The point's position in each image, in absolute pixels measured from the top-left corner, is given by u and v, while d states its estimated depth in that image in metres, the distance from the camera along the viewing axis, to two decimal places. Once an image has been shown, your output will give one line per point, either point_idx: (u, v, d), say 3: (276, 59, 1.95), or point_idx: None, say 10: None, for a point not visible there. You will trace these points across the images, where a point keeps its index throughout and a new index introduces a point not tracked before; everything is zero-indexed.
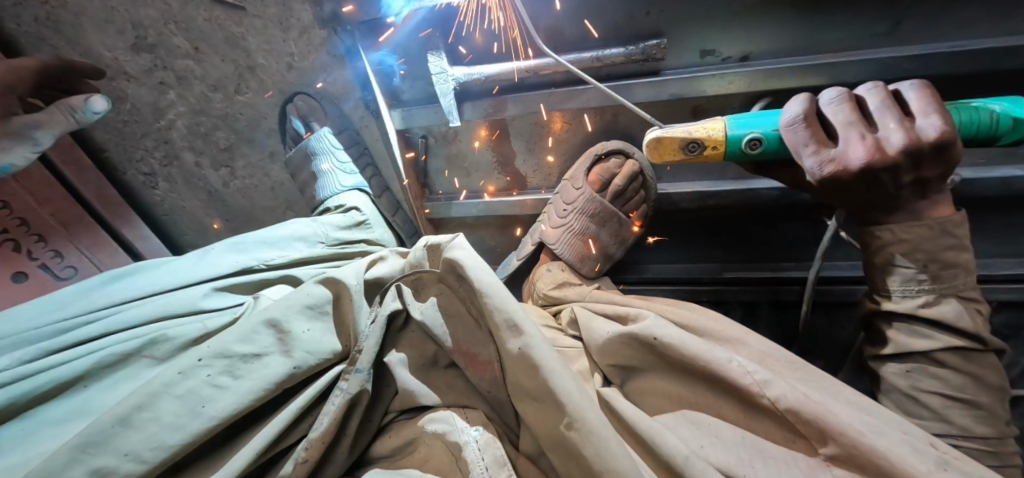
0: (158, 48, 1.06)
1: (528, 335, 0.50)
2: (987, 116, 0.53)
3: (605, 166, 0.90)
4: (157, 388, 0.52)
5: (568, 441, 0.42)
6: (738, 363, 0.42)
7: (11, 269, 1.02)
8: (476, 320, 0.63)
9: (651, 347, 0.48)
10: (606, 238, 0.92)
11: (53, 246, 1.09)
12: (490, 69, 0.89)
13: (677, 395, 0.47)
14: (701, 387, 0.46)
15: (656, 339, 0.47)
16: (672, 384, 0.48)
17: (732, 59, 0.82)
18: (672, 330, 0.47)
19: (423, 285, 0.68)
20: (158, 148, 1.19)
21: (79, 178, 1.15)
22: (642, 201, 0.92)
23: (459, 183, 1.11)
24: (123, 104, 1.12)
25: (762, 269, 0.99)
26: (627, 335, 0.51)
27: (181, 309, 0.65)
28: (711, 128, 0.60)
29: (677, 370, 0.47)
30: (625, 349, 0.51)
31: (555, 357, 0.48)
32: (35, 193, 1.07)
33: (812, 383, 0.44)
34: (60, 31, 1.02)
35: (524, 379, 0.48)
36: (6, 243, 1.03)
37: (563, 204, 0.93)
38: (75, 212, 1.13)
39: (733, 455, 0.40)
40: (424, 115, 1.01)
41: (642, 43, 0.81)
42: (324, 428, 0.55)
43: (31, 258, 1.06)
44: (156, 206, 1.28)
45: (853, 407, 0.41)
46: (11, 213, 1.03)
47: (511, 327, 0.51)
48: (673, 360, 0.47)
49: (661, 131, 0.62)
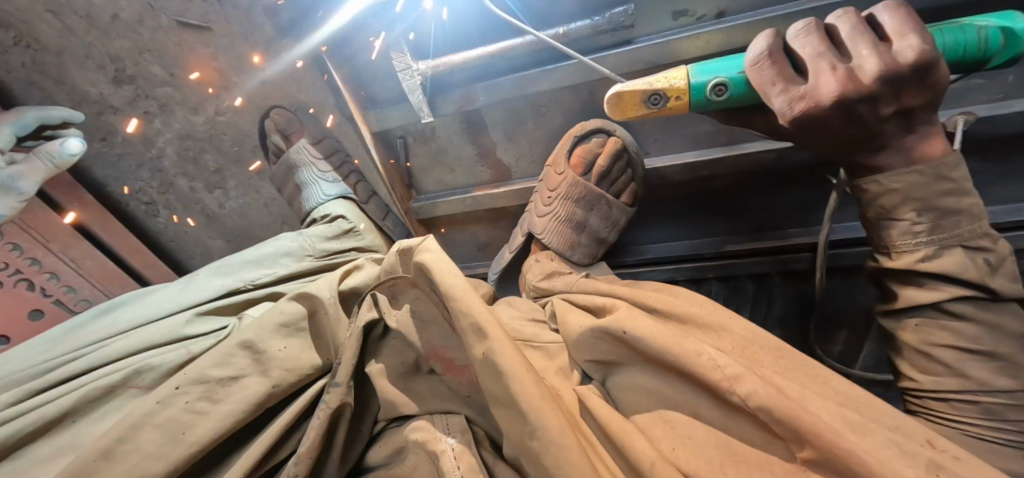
0: (138, 79, 1.07)
1: (491, 339, 0.47)
2: (974, 35, 0.46)
3: (586, 147, 0.86)
4: (137, 420, 0.52)
5: (533, 452, 0.40)
6: (708, 357, 0.38)
7: (28, 307, 1.11)
8: (450, 324, 0.61)
9: (623, 342, 0.45)
10: (595, 221, 0.89)
11: (65, 282, 1.17)
12: (456, 56, 0.85)
13: (655, 391, 0.43)
14: (675, 380, 0.42)
15: (624, 334, 0.44)
16: (651, 379, 0.44)
17: (709, 17, 0.75)
18: (643, 323, 0.44)
19: (399, 291, 0.66)
20: (154, 177, 1.23)
21: (83, 212, 1.20)
22: (629, 180, 0.89)
23: (444, 180, 1.08)
24: (116, 137, 1.17)
25: (768, 239, 0.92)
26: (598, 329, 0.48)
27: (165, 338, 0.66)
28: (672, 77, 0.53)
29: (652, 365, 0.44)
30: (599, 344, 0.49)
31: (520, 360, 0.45)
32: (42, 233, 1.12)
33: (796, 375, 0.39)
34: (46, 73, 1.04)
35: (489, 384, 0.46)
36: (20, 283, 1.10)
37: (547, 191, 0.89)
38: (82, 247, 1.18)
39: (705, 453, 0.37)
40: (397, 115, 1.00)
41: (608, 12, 0.76)
42: (309, 443, 0.53)
43: (47, 296, 1.14)
44: (162, 233, 1.33)
45: (831, 397, 0.37)
46: (21, 254, 1.10)
47: (476, 331, 0.49)
48: (644, 354, 0.44)
49: (619, 85, 0.55)
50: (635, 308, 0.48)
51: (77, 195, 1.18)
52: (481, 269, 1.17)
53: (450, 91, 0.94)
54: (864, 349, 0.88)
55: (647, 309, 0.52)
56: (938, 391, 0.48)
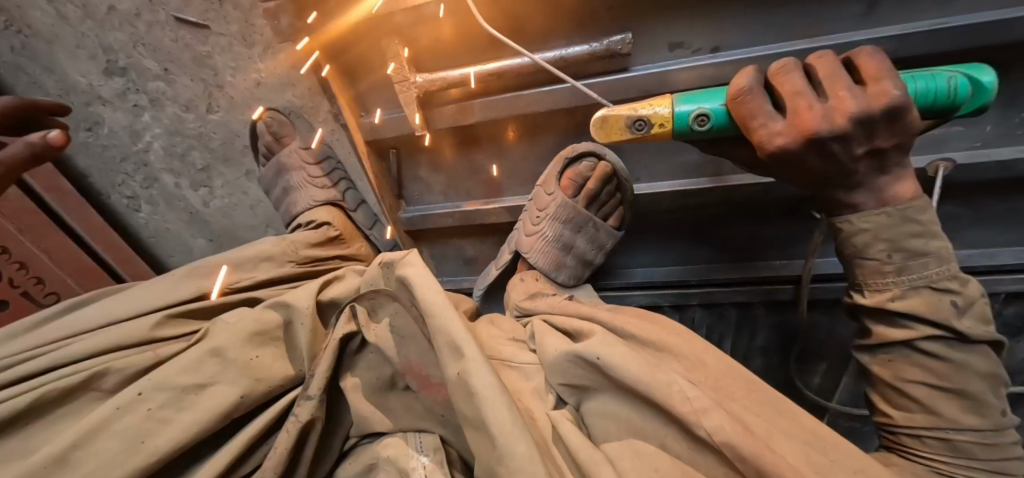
0: (130, 71, 1.07)
1: (468, 359, 0.46)
2: (944, 83, 0.48)
3: (576, 170, 0.87)
4: (94, 425, 0.50)
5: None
6: (677, 389, 0.38)
7: None
8: (430, 341, 0.59)
9: (596, 367, 0.45)
10: (582, 243, 0.89)
11: (35, 273, 1.16)
12: (455, 73, 0.85)
13: (626, 420, 0.43)
14: (645, 410, 0.42)
15: (597, 359, 0.44)
16: (622, 407, 0.44)
17: (703, 51, 0.77)
18: (616, 350, 0.44)
19: (378, 304, 0.64)
20: (138, 171, 1.23)
21: (62, 203, 1.20)
22: (617, 204, 0.90)
23: (432, 192, 1.07)
24: (102, 129, 1.17)
25: (755, 270, 0.92)
26: (573, 354, 0.48)
27: (132, 340, 0.62)
28: (657, 107, 0.53)
29: (624, 392, 0.44)
30: (573, 368, 0.48)
31: (495, 384, 0.44)
32: (15, 220, 1.13)
33: (757, 403, 0.40)
34: (36, 61, 1.10)
35: (463, 407, 0.45)
36: None
37: (536, 211, 0.89)
38: (57, 238, 1.19)
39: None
40: (391, 125, 0.96)
41: (607, 39, 0.77)
42: (276, 458, 0.53)
43: (15, 287, 1.14)
44: (143, 228, 1.33)
45: (790, 431, 0.37)
46: None
47: (453, 350, 0.48)
48: (616, 381, 0.43)
49: (605, 109, 0.54)
50: (608, 331, 0.48)
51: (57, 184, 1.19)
52: (467, 284, 1.16)
53: (446, 107, 0.92)
54: (842, 381, 0.90)
55: (626, 336, 0.51)
56: (910, 428, 0.49)
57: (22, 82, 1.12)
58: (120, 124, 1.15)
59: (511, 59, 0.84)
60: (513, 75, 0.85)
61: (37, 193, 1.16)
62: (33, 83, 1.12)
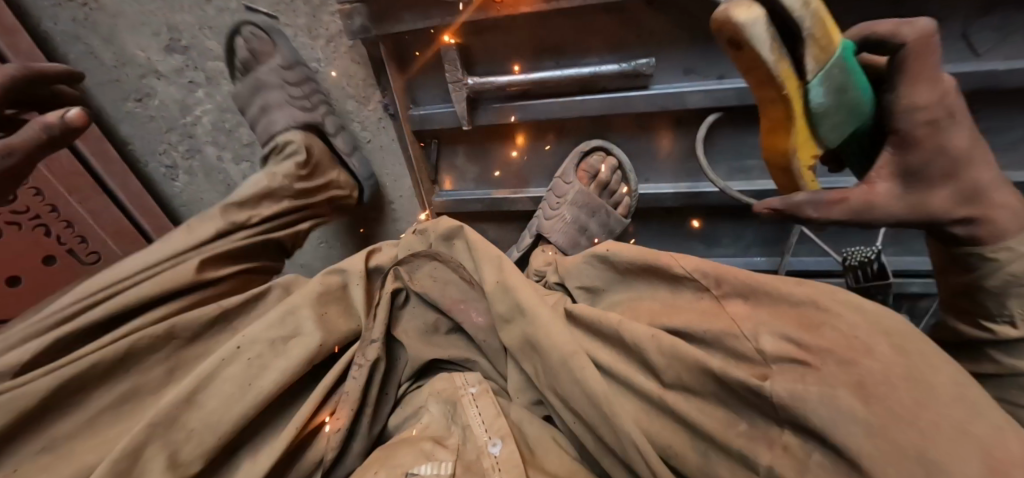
0: (189, 50, 1.15)
1: (503, 273, 0.65)
2: None
3: (588, 162, 1.04)
4: (206, 374, 0.61)
5: (537, 345, 0.56)
6: (669, 257, 0.54)
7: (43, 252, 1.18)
8: (468, 281, 0.74)
9: (606, 258, 0.62)
10: (595, 226, 1.05)
11: (79, 232, 1.24)
12: (501, 78, 0.96)
13: (629, 300, 0.60)
14: (649, 286, 0.57)
15: (608, 250, 0.61)
16: (632, 292, 0.60)
17: (713, 77, 0.93)
18: (617, 246, 0.61)
19: (416, 261, 0.78)
20: (182, 142, 1.31)
21: (106, 168, 1.29)
22: (624, 194, 1.05)
23: (462, 181, 1.18)
24: (154, 100, 1.25)
25: (736, 261, 1.12)
26: (590, 255, 0.64)
27: (185, 282, 0.74)
28: (782, 56, 0.42)
29: (628, 278, 0.60)
30: (589, 269, 0.64)
31: (533, 296, 0.60)
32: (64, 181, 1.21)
33: (780, 290, 0.47)
34: (97, 32, 1.17)
35: (499, 302, 0.62)
36: (39, 228, 1.18)
37: (556, 198, 1.05)
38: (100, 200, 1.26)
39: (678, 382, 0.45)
40: (439, 119, 1.05)
41: (635, 61, 0.91)
42: (352, 395, 0.64)
43: (61, 244, 1.21)
44: (176, 196, 1.41)
45: (788, 323, 0.41)
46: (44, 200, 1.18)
47: (495, 268, 0.67)
48: (620, 267, 0.60)
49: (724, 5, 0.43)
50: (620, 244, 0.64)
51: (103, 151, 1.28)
52: None
53: (491, 107, 1.01)
54: None
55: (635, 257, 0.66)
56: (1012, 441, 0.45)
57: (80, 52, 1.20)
58: (171, 98, 1.23)
59: (557, 70, 0.95)
60: (557, 84, 0.96)
61: (86, 159, 1.25)
62: (90, 52, 1.20)
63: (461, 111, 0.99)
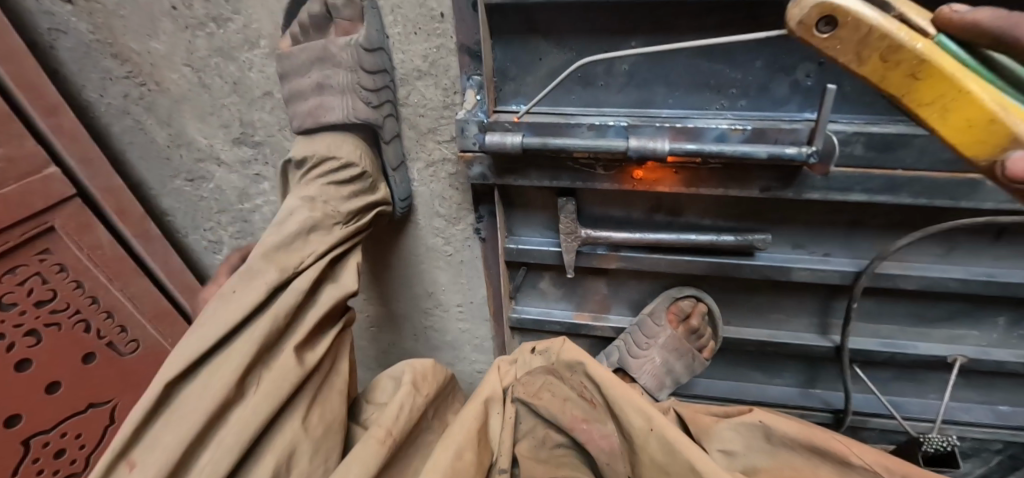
0: (262, 146, 1.05)
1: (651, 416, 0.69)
2: None
3: (680, 308, 1.05)
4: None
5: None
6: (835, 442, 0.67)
7: (83, 351, 1.08)
8: (589, 401, 0.80)
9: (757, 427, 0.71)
10: (679, 367, 1.07)
11: (119, 322, 1.14)
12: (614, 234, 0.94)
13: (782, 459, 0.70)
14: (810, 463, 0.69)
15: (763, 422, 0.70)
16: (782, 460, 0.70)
17: (816, 253, 0.96)
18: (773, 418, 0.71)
19: (535, 377, 0.85)
20: (234, 223, 1.22)
21: (146, 248, 1.19)
22: (708, 336, 1.08)
23: (541, 299, 1.17)
24: (207, 182, 1.15)
25: (795, 392, 1.20)
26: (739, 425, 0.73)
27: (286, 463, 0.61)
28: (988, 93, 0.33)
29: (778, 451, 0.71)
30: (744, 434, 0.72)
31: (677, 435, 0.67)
32: (105, 268, 1.10)
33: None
34: (153, 111, 1.05)
35: (634, 422, 0.70)
36: (79, 325, 1.07)
37: (645, 338, 1.05)
38: (141, 285, 1.16)
39: None
40: (539, 255, 1.02)
41: (751, 235, 0.92)
42: None
43: (101, 337, 1.11)
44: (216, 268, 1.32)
45: None
46: (84, 292, 1.07)
47: (638, 411, 0.70)
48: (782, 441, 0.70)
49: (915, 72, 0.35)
50: (765, 409, 0.74)
51: (144, 229, 1.17)
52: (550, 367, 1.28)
53: (594, 254, 0.99)
54: None
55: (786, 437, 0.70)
56: None
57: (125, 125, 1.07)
58: (231, 186, 1.13)
59: (672, 232, 0.94)
60: (669, 245, 0.95)
61: (126, 240, 1.14)
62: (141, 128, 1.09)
63: (569, 261, 0.97)
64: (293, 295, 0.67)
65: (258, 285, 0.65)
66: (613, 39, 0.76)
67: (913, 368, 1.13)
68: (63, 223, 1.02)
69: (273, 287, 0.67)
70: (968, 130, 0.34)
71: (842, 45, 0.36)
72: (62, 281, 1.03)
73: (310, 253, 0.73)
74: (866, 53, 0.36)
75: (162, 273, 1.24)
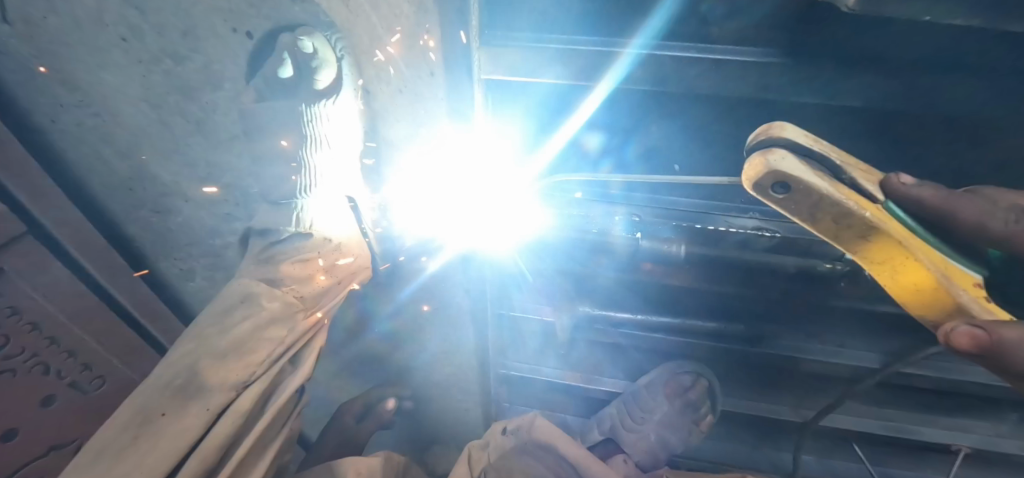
0: (234, 188, 0.96)
1: None
2: None
3: (679, 382, 0.99)
4: None
5: None
6: None
7: (41, 394, 1.01)
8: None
9: None
10: (675, 441, 1.01)
11: (83, 360, 1.06)
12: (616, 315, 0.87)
13: None
14: None
15: None
16: None
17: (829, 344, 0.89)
18: None
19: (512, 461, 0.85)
20: (205, 256, 1.10)
21: (111, 279, 1.06)
22: (708, 413, 1.01)
23: (533, 358, 1.10)
24: (175, 216, 1.04)
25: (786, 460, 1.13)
26: None
27: None
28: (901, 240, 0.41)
29: None
30: None
31: None
32: (66, 307, 0.99)
33: None
34: (111, 142, 0.93)
35: None
36: (35, 368, 0.99)
37: (640, 411, 1.00)
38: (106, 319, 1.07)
39: None
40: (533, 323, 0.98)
41: (759, 324, 0.87)
42: None
43: (62, 378, 1.04)
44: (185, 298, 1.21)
45: None
46: (41, 335, 0.98)
47: None
48: None
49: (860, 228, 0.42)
50: None
51: (108, 260, 1.05)
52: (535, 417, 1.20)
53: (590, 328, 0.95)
54: None
55: None
56: None
57: (79, 154, 0.94)
58: (204, 224, 1.04)
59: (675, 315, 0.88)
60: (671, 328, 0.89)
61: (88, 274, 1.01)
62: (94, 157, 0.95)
63: (566, 342, 0.90)
64: (231, 421, 0.59)
65: (199, 411, 0.60)
66: (619, 127, 0.69)
67: (912, 449, 1.09)
68: (13, 264, 0.90)
69: (214, 415, 0.60)
70: (918, 293, 0.43)
71: (798, 205, 0.41)
72: (16, 325, 0.93)
73: (265, 354, 0.66)
74: (823, 216, 0.42)
75: (128, 302, 1.11)
